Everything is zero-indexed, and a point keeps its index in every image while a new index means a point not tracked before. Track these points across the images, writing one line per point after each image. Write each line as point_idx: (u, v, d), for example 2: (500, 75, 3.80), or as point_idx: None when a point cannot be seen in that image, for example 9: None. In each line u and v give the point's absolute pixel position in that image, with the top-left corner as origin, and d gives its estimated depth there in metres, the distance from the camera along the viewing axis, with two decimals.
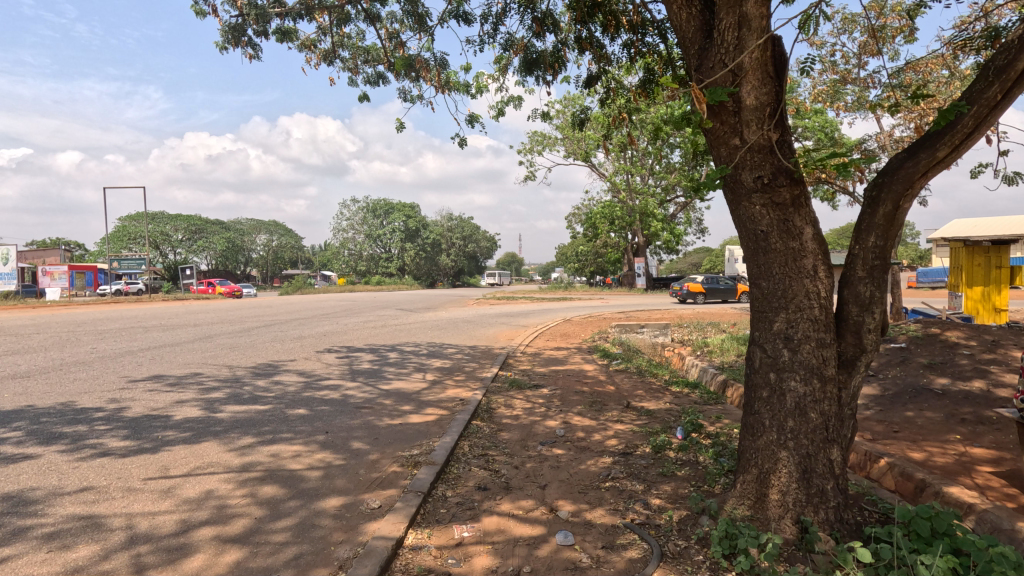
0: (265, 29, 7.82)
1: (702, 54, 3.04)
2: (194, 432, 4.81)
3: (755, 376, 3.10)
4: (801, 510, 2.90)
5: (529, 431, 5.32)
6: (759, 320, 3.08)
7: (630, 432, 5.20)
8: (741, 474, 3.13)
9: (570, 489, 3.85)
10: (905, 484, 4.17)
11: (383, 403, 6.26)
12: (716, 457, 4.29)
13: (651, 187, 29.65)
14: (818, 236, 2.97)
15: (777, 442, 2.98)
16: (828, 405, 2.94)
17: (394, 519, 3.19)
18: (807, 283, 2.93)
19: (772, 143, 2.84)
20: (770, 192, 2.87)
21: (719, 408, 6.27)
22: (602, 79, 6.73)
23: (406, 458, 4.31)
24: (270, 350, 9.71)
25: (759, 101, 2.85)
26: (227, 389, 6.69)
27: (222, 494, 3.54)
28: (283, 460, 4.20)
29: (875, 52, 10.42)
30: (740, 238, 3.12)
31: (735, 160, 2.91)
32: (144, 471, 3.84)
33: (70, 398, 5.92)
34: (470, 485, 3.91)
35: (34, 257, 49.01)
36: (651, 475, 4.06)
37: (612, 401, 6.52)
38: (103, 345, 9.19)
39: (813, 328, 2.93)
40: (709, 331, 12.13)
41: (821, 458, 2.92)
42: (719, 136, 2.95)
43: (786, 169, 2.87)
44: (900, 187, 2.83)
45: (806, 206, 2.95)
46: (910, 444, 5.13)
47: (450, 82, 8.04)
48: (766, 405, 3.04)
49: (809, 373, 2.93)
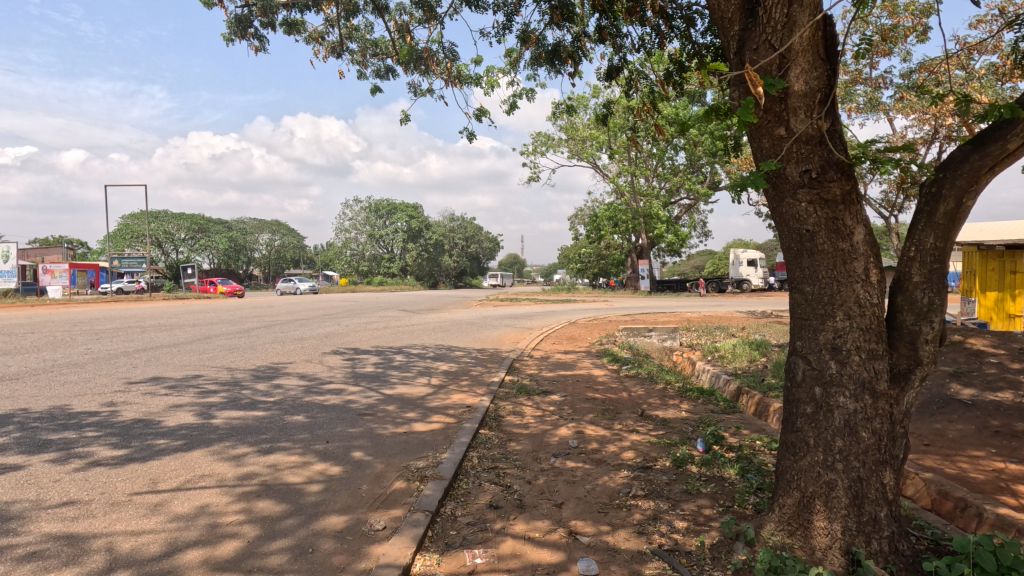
0: (271, 21, 7.60)
1: (744, 35, 2.76)
2: (188, 440, 4.53)
3: (797, 391, 2.83)
4: (851, 539, 2.62)
5: (540, 441, 5.05)
6: (801, 329, 2.81)
7: (648, 443, 4.91)
8: (781, 496, 2.87)
9: (588, 508, 3.57)
10: (943, 503, 3.87)
11: (387, 409, 5.99)
12: (743, 473, 4.01)
13: (654, 188, 29.33)
14: (869, 236, 2.69)
15: (823, 464, 2.71)
16: (880, 423, 2.66)
17: (401, 543, 2.92)
18: (857, 289, 2.65)
19: (822, 133, 2.58)
20: (818, 188, 2.60)
21: (737, 418, 5.98)
22: (619, 72, 6.48)
23: (412, 472, 4.03)
24: (270, 352, 9.43)
25: (809, 87, 2.58)
26: (226, 393, 6.41)
27: (215, 510, 3.26)
28: (281, 472, 3.92)
29: (888, 51, 10.19)
30: (780, 239, 2.85)
31: (780, 153, 2.65)
32: (131, 484, 3.55)
33: (61, 402, 5.65)
34: (481, 503, 3.63)
35: (36, 255, 49.00)
36: (674, 492, 3.77)
37: (625, 409, 6.22)
38: (98, 346, 8.90)
39: (863, 338, 2.66)
40: (719, 336, 11.83)
41: (873, 482, 2.65)
42: (761, 126, 2.69)
43: (836, 162, 2.60)
44: (964, 181, 2.57)
45: (857, 204, 2.67)
46: (941, 458, 4.83)
47: (460, 75, 7.81)
48: (810, 422, 2.76)
49: (859, 389, 2.65)
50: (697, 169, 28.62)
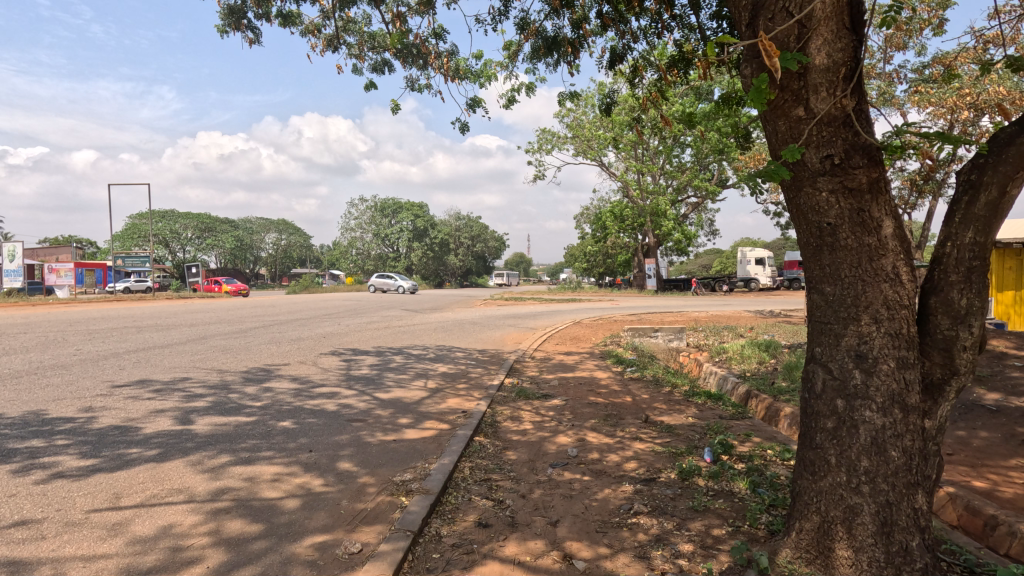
0: (266, 13, 7.36)
1: (758, 4, 2.47)
2: (163, 449, 4.28)
3: (816, 403, 2.54)
4: (878, 572, 2.32)
5: (537, 450, 4.76)
6: (821, 333, 2.52)
7: (652, 453, 4.62)
8: (798, 520, 2.57)
9: (585, 527, 3.29)
10: (973, 520, 3.54)
11: (379, 414, 5.72)
12: (754, 488, 3.71)
13: (661, 186, 28.90)
14: (899, 230, 2.40)
15: (847, 487, 2.41)
16: (911, 441, 2.36)
17: (376, 571, 2.65)
18: (885, 289, 2.36)
19: (847, 113, 2.29)
20: (841, 175, 2.31)
21: (747, 425, 5.65)
22: (620, 62, 6.16)
23: (397, 485, 3.75)
24: (265, 353, 9.21)
25: (832, 60, 2.28)
26: (212, 397, 6.16)
27: (180, 532, 3.00)
28: (259, 486, 3.66)
29: (902, 44, 9.83)
30: (798, 234, 2.56)
31: (799, 136, 2.36)
32: (92, 500, 3.29)
33: (38, 407, 5.41)
34: (470, 521, 3.36)
35: (45, 254, 49.30)
36: (679, 509, 3.47)
37: (629, 415, 5.92)
38: (88, 348, 8.67)
39: (892, 344, 2.36)
40: (726, 336, 11.51)
41: (904, 508, 2.34)
42: (777, 107, 2.40)
43: (862, 146, 2.31)
44: (1008, 168, 2.27)
45: (885, 193, 2.37)
46: (968, 470, 4.50)
47: (458, 69, 7.54)
48: (831, 439, 2.47)
49: (888, 401, 2.36)
50: (705, 168, 28.23)
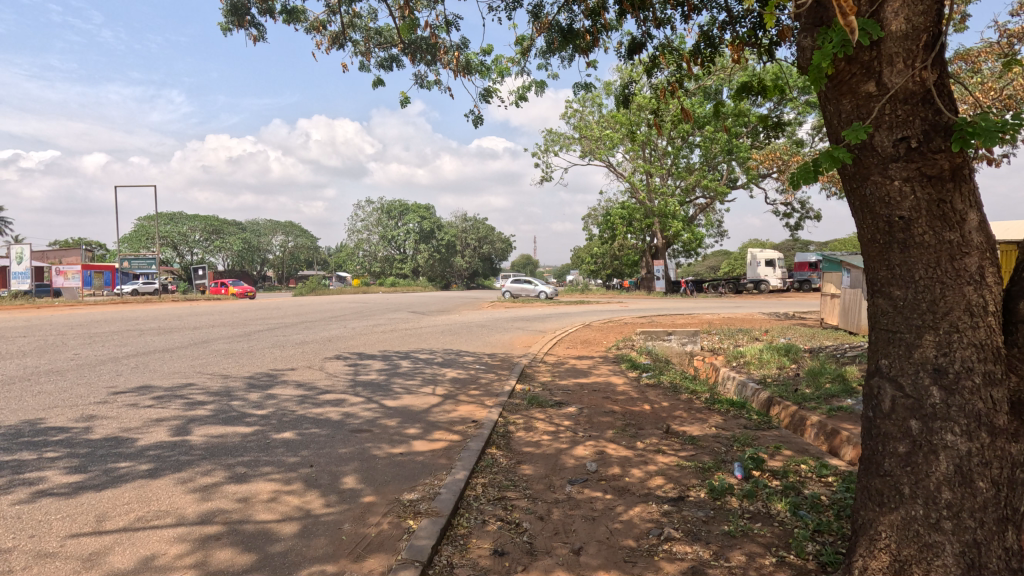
0: (270, 8, 7.10)
1: None
2: (156, 463, 4.01)
3: (884, 423, 2.23)
4: None
5: (554, 464, 4.44)
6: (889, 344, 2.20)
7: (677, 468, 4.30)
8: (863, 558, 2.23)
9: (611, 555, 2.97)
10: None
11: (386, 424, 5.42)
12: (794, 510, 3.38)
13: (670, 187, 28.41)
14: (983, 225, 2.07)
15: (924, 522, 2.09)
16: (999, 469, 2.03)
17: None
18: (968, 292, 2.03)
19: (927, 87, 1.98)
20: (918, 161, 2.00)
21: (774, 436, 5.30)
22: (638, 53, 5.84)
23: (404, 506, 3.45)
24: (268, 357, 8.91)
25: (911, 25, 1.99)
26: (213, 404, 5.89)
27: (163, 564, 2.71)
28: (253, 508, 3.36)
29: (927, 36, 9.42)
30: (861, 230, 2.25)
31: (868, 115, 2.06)
32: (69, 525, 3.01)
33: (30, 416, 5.15)
34: (484, 548, 3.06)
35: (53, 256, 49.43)
36: (713, 535, 3.15)
37: (648, 424, 5.59)
38: (87, 352, 8.40)
39: (978, 357, 2.03)
40: (741, 339, 11.12)
41: (994, 548, 2.01)
42: (842, 82, 2.11)
43: (943, 125, 1.99)
44: None
45: (968, 182, 2.04)
46: None
47: (469, 64, 7.26)
48: (904, 466, 2.15)
49: (973, 423, 2.03)
50: (713, 168, 27.75)
